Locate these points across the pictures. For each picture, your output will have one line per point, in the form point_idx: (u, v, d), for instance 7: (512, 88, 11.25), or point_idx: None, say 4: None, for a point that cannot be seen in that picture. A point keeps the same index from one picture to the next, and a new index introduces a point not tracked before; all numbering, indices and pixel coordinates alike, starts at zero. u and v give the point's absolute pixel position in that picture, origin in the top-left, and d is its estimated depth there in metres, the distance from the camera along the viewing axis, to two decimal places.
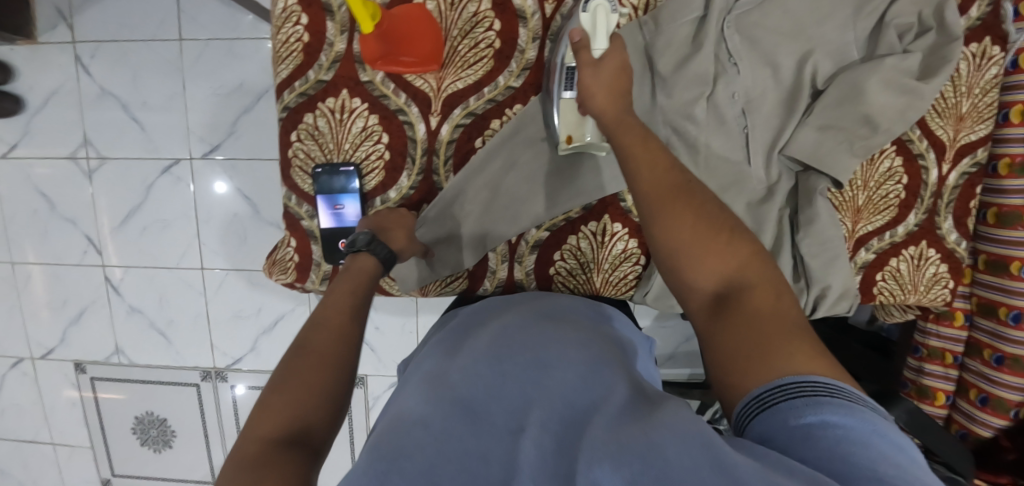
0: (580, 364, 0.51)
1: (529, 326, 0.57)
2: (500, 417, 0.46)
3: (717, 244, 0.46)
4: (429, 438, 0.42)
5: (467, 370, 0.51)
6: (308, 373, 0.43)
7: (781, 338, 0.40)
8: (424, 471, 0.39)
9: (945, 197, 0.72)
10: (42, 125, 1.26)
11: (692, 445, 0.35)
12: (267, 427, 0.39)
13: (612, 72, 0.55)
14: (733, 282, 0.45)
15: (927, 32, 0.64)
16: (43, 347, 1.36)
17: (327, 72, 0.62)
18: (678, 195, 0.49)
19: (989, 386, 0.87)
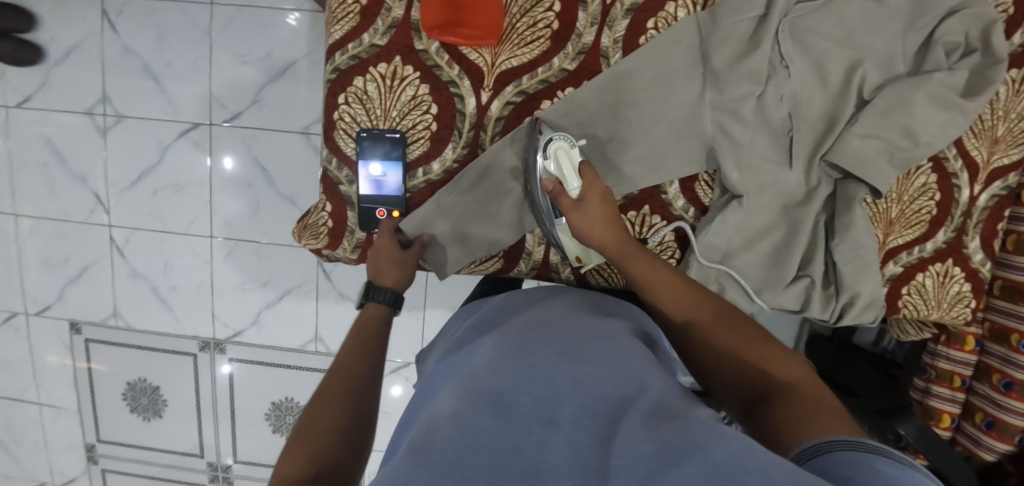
0: (613, 357, 0.49)
1: (551, 323, 0.55)
2: (528, 408, 0.42)
3: (754, 352, 0.49)
4: (461, 432, 0.39)
5: (495, 368, 0.48)
6: (328, 415, 0.47)
7: (827, 413, 0.40)
8: (456, 466, 0.36)
9: (974, 218, 0.73)
10: (59, 77, 1.23)
11: (731, 457, 0.34)
12: (292, 464, 0.42)
13: (597, 209, 0.56)
14: (774, 380, 0.46)
15: (972, 52, 0.65)
16: (40, 304, 1.33)
17: (382, 37, 0.62)
18: (710, 307, 0.53)
19: (996, 411, 0.88)
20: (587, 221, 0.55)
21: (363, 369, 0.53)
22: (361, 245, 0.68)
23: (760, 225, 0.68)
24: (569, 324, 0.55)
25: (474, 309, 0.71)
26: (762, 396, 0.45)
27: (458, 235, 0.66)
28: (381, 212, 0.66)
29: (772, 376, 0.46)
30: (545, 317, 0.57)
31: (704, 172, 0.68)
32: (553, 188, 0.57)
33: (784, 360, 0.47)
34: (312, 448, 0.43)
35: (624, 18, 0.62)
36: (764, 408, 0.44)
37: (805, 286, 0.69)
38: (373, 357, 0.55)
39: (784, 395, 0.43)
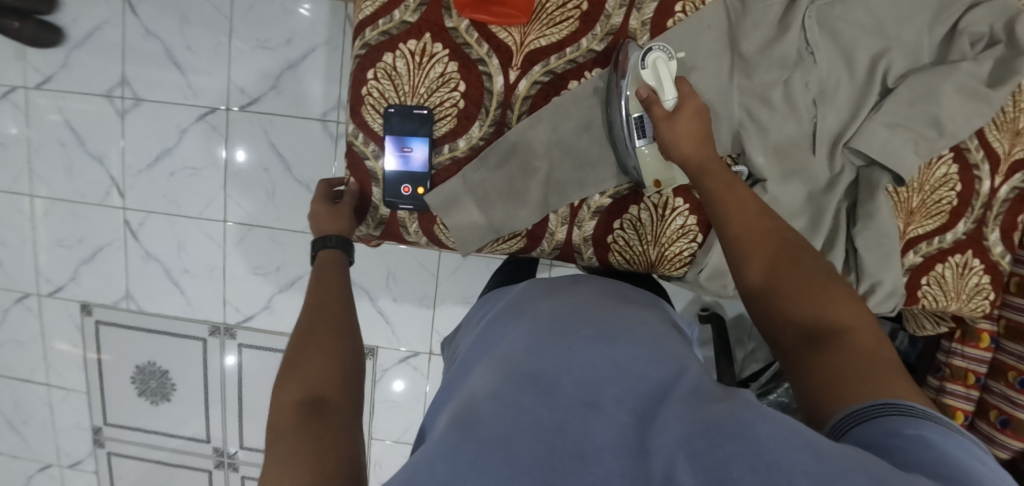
0: (650, 342, 0.49)
1: (583, 304, 0.56)
2: (571, 387, 0.43)
3: (817, 291, 0.44)
4: (501, 408, 0.41)
5: (533, 348, 0.48)
6: (314, 344, 0.50)
7: (885, 373, 0.37)
8: (500, 442, 0.37)
9: (994, 210, 0.73)
10: (80, 59, 1.24)
11: (782, 432, 0.34)
12: (288, 393, 0.45)
13: (688, 123, 0.55)
14: (831, 321, 0.41)
15: (996, 44, 0.65)
16: (52, 284, 1.33)
17: (413, 14, 0.63)
18: (773, 240, 0.47)
19: (1011, 409, 0.88)
20: (678, 132, 0.54)
21: (340, 303, 0.56)
22: (384, 222, 0.69)
23: (783, 211, 0.68)
24: (601, 307, 0.55)
25: (501, 294, 0.71)
26: (814, 336, 0.41)
27: (483, 217, 0.67)
28: (406, 188, 0.66)
29: (830, 317, 0.42)
30: (574, 298, 0.57)
31: (728, 155, 0.68)
32: (649, 97, 0.56)
33: (846, 303, 0.43)
34: (303, 380, 0.46)
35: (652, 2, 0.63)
36: (813, 349, 0.40)
37: None
38: (343, 290, 0.58)
39: (840, 341, 0.40)
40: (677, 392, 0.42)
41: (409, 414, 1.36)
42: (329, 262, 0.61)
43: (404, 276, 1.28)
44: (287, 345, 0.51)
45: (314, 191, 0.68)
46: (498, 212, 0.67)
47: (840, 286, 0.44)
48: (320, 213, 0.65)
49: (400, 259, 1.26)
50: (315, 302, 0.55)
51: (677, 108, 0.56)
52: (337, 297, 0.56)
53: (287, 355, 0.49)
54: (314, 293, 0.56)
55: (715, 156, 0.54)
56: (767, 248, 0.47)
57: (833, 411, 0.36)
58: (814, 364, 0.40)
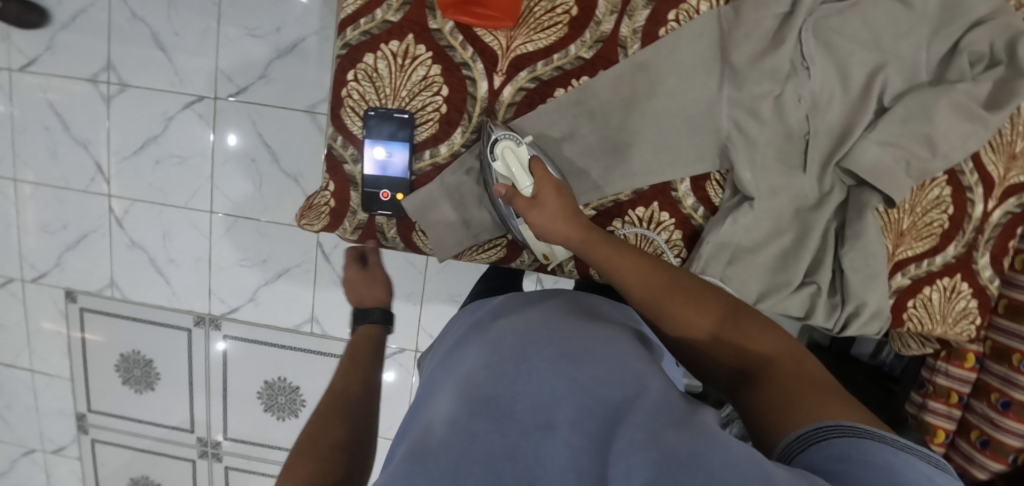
0: (611, 359, 0.47)
1: (552, 318, 0.54)
2: (528, 414, 0.41)
3: (737, 329, 0.46)
4: (458, 433, 0.39)
5: (490, 368, 0.47)
6: (323, 438, 0.48)
7: (818, 395, 0.38)
8: (450, 473, 0.36)
9: (986, 234, 0.72)
10: (66, 41, 1.21)
11: (733, 460, 0.33)
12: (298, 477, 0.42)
13: (556, 202, 0.56)
14: (754, 355, 0.44)
15: (996, 65, 0.63)
16: (36, 270, 1.32)
17: (396, 14, 0.61)
18: (677, 286, 0.50)
19: (991, 430, 0.90)
20: (552, 214, 0.55)
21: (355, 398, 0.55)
22: (362, 227, 0.67)
23: (768, 228, 0.67)
24: (572, 321, 0.53)
25: (474, 309, 0.69)
26: (748, 372, 0.44)
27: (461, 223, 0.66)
28: (384, 194, 0.65)
29: (755, 351, 0.44)
30: (540, 312, 0.56)
31: (716, 171, 0.66)
32: (508, 194, 0.58)
33: (761, 335, 0.45)
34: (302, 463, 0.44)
35: (645, 9, 0.61)
36: (747, 385, 0.43)
37: (810, 293, 0.68)
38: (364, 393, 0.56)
39: (768, 374, 0.42)
40: (637, 416, 0.40)
41: (394, 410, 1.35)
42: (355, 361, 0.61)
43: (392, 273, 1.26)
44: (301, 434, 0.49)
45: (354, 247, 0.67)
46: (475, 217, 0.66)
47: (748, 316, 0.47)
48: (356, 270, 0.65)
49: (387, 255, 1.25)
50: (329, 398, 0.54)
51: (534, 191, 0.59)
52: (358, 390, 0.56)
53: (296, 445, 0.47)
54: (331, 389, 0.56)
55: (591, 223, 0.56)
56: (675, 297, 0.49)
57: (778, 443, 0.37)
58: (749, 399, 0.42)
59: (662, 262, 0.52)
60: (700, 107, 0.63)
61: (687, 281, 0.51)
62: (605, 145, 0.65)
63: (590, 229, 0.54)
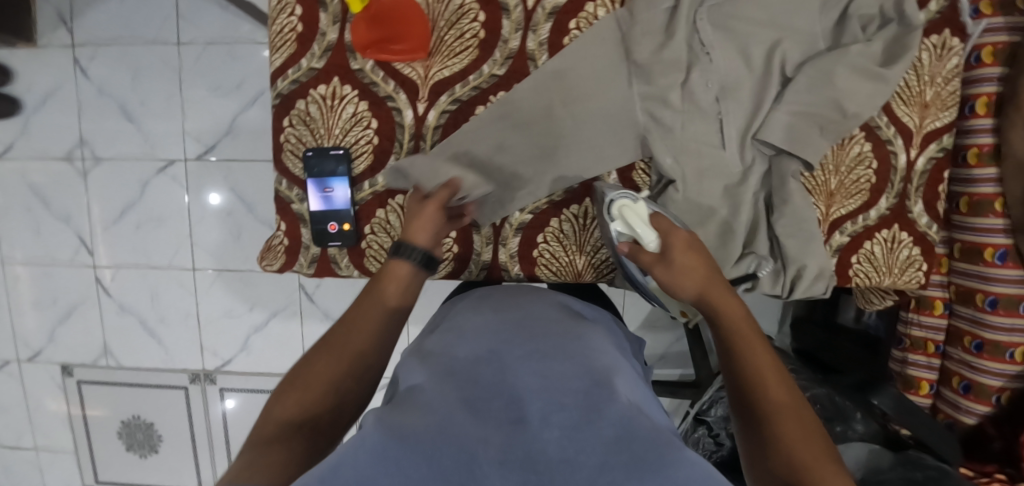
0: (576, 358, 0.48)
1: (525, 320, 0.56)
2: (499, 404, 0.42)
3: (812, 446, 0.42)
4: (433, 418, 0.40)
5: (471, 365, 0.48)
6: (323, 367, 0.49)
7: None
8: (427, 451, 0.37)
9: (915, 182, 0.75)
10: (39, 125, 1.27)
11: (697, 475, 0.36)
12: (283, 408, 0.45)
13: (688, 258, 0.56)
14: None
15: (889, 23, 0.68)
16: (31, 349, 1.35)
17: (319, 60, 0.66)
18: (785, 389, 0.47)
19: (970, 374, 0.91)
20: (679, 265, 0.55)
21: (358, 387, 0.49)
22: (317, 260, 0.70)
23: (700, 207, 0.69)
24: (540, 323, 0.55)
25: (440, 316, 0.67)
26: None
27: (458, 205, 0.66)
28: (332, 226, 0.68)
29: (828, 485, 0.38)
30: (520, 313, 0.58)
31: (639, 160, 0.69)
32: (631, 249, 0.60)
33: (810, 439, 0.42)
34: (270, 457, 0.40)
35: (547, 22, 0.65)
36: None
37: (752, 264, 0.70)
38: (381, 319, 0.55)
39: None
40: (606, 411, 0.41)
41: None
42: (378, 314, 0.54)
43: None
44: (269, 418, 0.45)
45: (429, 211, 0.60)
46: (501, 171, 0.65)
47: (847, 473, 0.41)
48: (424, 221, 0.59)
49: None
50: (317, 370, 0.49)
51: (661, 248, 0.58)
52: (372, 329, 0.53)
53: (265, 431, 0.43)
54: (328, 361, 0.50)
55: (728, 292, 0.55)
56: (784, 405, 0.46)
57: None
58: None
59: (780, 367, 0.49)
60: (617, 103, 0.66)
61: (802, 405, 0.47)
62: (533, 153, 0.66)
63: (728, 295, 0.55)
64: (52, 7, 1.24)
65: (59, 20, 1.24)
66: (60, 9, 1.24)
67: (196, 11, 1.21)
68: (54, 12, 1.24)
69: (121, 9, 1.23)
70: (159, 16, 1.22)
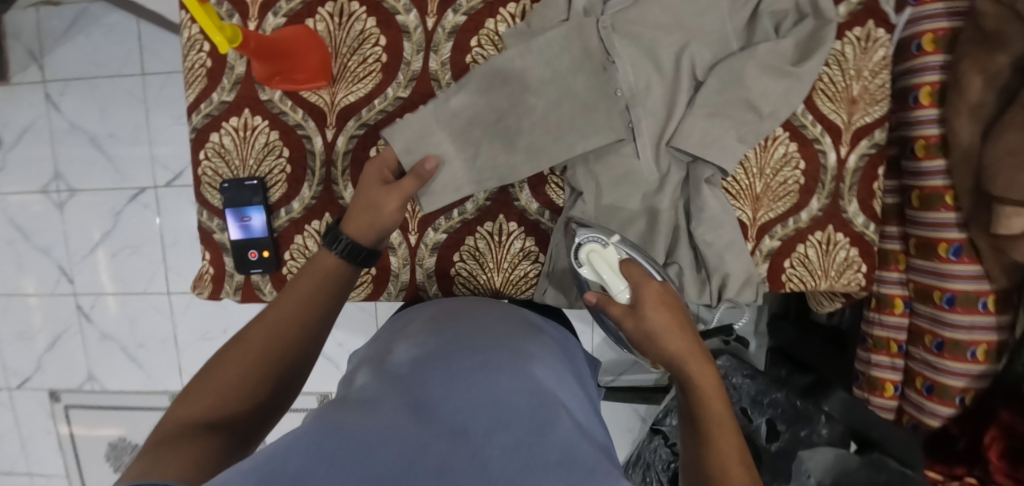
0: (522, 369, 0.47)
1: (475, 328, 0.54)
2: (445, 413, 0.40)
3: None
4: (375, 422, 0.38)
5: (418, 371, 0.46)
6: (236, 366, 0.46)
7: None
8: (362, 459, 0.34)
9: (847, 181, 0.73)
10: (16, 161, 1.32)
11: None
12: (188, 410, 0.43)
13: (664, 315, 0.51)
14: None
15: (804, 18, 0.66)
16: (20, 376, 1.40)
17: (230, 93, 0.67)
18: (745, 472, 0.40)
19: (933, 374, 0.86)
20: (660, 323, 0.50)
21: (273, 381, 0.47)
22: (242, 287, 0.71)
23: (616, 218, 0.68)
24: (487, 332, 0.53)
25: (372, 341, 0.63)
26: None
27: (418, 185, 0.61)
28: (253, 253, 0.69)
29: None
30: (477, 320, 0.56)
31: (552, 173, 0.68)
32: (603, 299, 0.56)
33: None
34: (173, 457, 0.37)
35: (448, 41, 0.65)
36: None
37: (675, 273, 0.69)
38: (302, 312, 0.50)
39: None
40: (555, 434, 0.40)
41: None
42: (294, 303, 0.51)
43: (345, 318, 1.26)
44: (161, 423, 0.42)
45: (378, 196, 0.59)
46: (446, 177, 0.64)
47: None
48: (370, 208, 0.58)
49: None
50: (223, 369, 0.46)
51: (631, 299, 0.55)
52: (294, 324, 0.50)
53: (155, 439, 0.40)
54: (229, 364, 0.46)
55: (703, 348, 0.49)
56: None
57: None
58: None
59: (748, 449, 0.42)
60: (522, 119, 0.64)
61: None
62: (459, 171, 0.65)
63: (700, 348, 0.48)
64: (23, 48, 1.29)
65: (29, 59, 1.29)
66: (30, 48, 1.28)
67: (157, 43, 1.25)
68: (25, 52, 1.29)
69: (87, 45, 1.27)
70: (122, 49, 1.26)
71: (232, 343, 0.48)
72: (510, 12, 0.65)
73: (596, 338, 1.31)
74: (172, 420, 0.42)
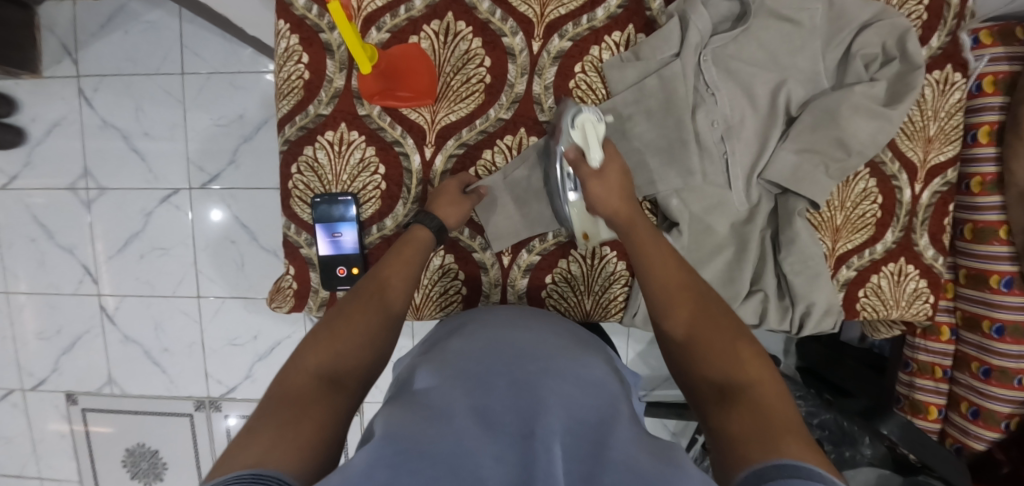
0: (584, 376, 0.47)
1: (529, 332, 0.53)
2: (511, 420, 0.40)
3: (710, 335, 0.47)
4: (438, 418, 0.39)
5: (474, 364, 0.47)
6: (346, 328, 0.51)
7: (781, 428, 0.37)
8: (440, 459, 0.35)
9: (920, 215, 0.75)
10: (44, 156, 1.28)
11: None
12: (310, 363, 0.47)
13: (614, 179, 0.59)
14: (738, 376, 0.43)
15: (892, 61, 0.67)
16: (35, 378, 1.35)
17: (327, 107, 0.66)
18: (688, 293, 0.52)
19: (979, 399, 0.85)
20: (607, 189, 0.58)
21: (367, 366, 0.49)
22: (327, 303, 0.70)
23: (707, 245, 0.69)
24: (539, 333, 0.53)
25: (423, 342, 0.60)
26: (726, 391, 0.43)
27: (479, 200, 0.66)
28: (342, 270, 0.67)
29: (736, 374, 0.43)
30: (531, 324, 0.56)
31: (644, 201, 0.70)
32: (572, 157, 0.60)
33: (694, 303, 0.50)
34: (295, 421, 0.41)
35: (552, 66, 0.65)
36: (723, 404, 0.42)
37: (760, 301, 0.70)
38: (394, 283, 0.56)
39: (748, 395, 0.41)
40: (619, 433, 0.39)
41: None
42: (371, 283, 0.56)
43: None
44: (263, 403, 0.43)
45: (451, 190, 0.65)
46: (502, 221, 0.67)
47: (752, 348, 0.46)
48: (446, 201, 0.64)
49: None
50: (324, 338, 0.49)
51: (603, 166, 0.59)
52: (385, 295, 0.55)
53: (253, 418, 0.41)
54: (342, 324, 0.51)
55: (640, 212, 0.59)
56: (689, 306, 0.50)
57: (736, 469, 0.36)
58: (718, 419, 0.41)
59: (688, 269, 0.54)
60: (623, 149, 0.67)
61: (705, 296, 0.52)
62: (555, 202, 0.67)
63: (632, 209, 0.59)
64: (57, 40, 1.25)
65: (63, 52, 1.25)
66: (65, 41, 1.25)
67: (199, 42, 1.22)
68: (59, 45, 1.25)
69: (124, 41, 1.23)
70: (162, 48, 1.23)
71: (332, 313, 0.53)
72: (614, 40, 0.66)
73: (632, 352, 1.18)
74: (289, 382, 0.45)
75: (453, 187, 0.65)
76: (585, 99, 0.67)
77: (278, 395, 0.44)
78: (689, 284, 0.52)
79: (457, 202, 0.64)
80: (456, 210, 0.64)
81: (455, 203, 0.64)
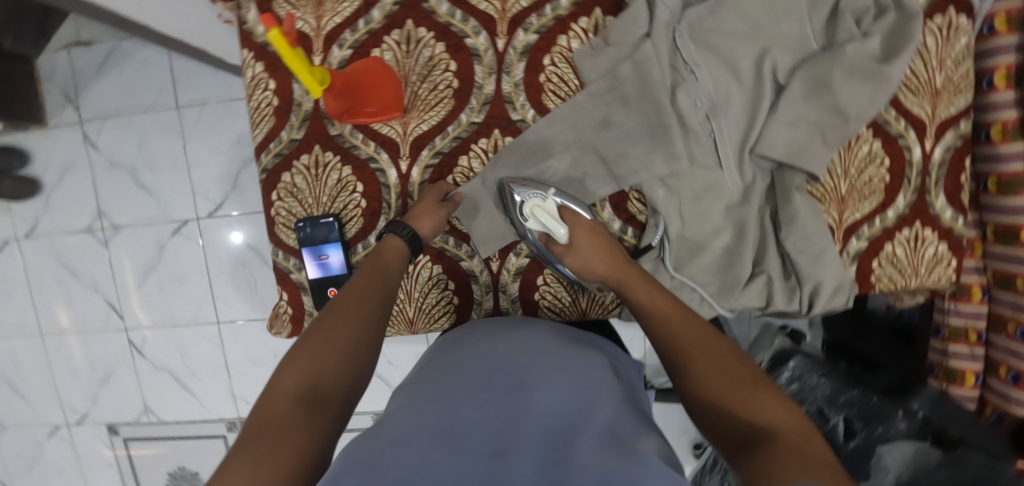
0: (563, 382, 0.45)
1: (511, 342, 0.51)
2: (484, 435, 0.39)
3: (726, 381, 0.44)
4: (423, 460, 0.37)
5: (457, 391, 0.44)
6: (325, 345, 0.48)
7: (811, 466, 0.34)
8: None
9: (933, 175, 0.70)
10: (58, 201, 1.32)
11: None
12: (288, 384, 0.44)
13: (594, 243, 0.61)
14: (762, 422, 0.40)
15: (886, 11, 0.62)
16: (77, 412, 1.41)
17: (299, 131, 0.66)
18: (702, 344, 0.48)
19: (1018, 362, 0.77)
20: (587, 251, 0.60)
21: (349, 383, 0.47)
22: None
23: (704, 230, 0.66)
24: (518, 338, 0.51)
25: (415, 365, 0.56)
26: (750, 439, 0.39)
27: (456, 205, 0.64)
28: (332, 291, 0.67)
29: (759, 420, 0.40)
30: (513, 333, 0.53)
31: (631, 190, 0.67)
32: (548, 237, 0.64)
33: (708, 349, 0.48)
34: (274, 446, 0.38)
35: (519, 62, 0.64)
36: (749, 448, 0.38)
37: (764, 283, 0.66)
38: (373, 296, 0.54)
39: (776, 438, 0.38)
40: (586, 434, 0.39)
41: None
42: (351, 298, 0.53)
43: None
44: (241, 430, 0.41)
45: (427, 199, 0.63)
46: (484, 225, 0.66)
47: (771, 390, 0.43)
48: (425, 209, 0.63)
49: None
50: (301, 358, 0.46)
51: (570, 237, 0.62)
52: (364, 310, 0.52)
53: (229, 458, 0.38)
54: (321, 339, 0.49)
55: (630, 267, 0.59)
56: (704, 353, 0.47)
57: None
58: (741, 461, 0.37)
59: (699, 319, 0.51)
60: (603, 139, 0.64)
61: (716, 342, 0.49)
62: None
63: (622, 262, 0.59)
64: (58, 88, 1.29)
65: (65, 98, 1.29)
66: (65, 88, 1.29)
67: (191, 74, 1.24)
68: (60, 92, 1.29)
69: (120, 81, 1.26)
70: (156, 83, 1.25)
71: (309, 329, 0.50)
72: (582, 27, 0.63)
73: None
74: (266, 406, 0.42)
75: (427, 196, 0.64)
76: (558, 91, 0.64)
77: (253, 422, 0.41)
78: (701, 334, 0.49)
79: (434, 210, 0.62)
80: (431, 217, 0.62)
81: (434, 216, 0.62)
